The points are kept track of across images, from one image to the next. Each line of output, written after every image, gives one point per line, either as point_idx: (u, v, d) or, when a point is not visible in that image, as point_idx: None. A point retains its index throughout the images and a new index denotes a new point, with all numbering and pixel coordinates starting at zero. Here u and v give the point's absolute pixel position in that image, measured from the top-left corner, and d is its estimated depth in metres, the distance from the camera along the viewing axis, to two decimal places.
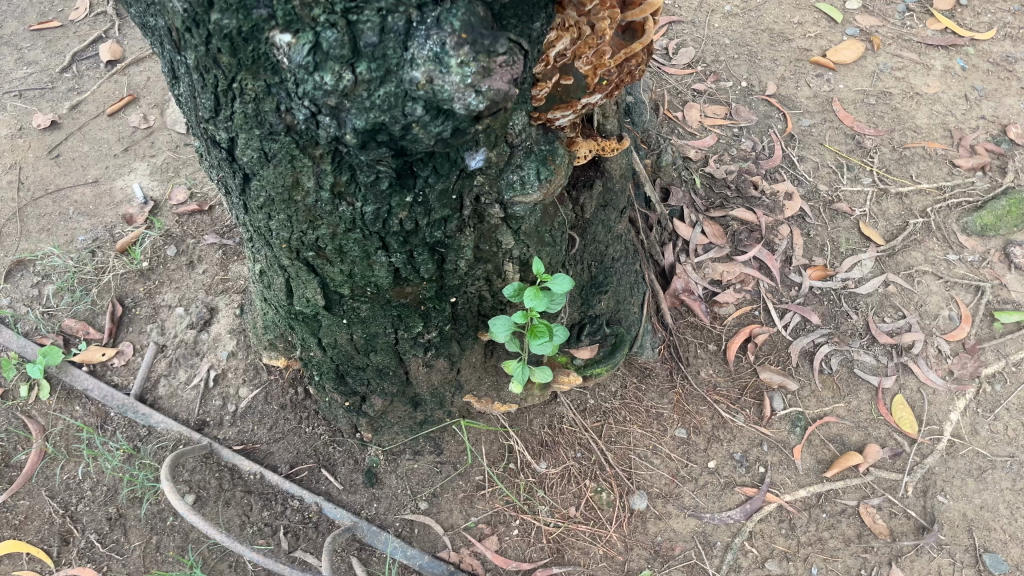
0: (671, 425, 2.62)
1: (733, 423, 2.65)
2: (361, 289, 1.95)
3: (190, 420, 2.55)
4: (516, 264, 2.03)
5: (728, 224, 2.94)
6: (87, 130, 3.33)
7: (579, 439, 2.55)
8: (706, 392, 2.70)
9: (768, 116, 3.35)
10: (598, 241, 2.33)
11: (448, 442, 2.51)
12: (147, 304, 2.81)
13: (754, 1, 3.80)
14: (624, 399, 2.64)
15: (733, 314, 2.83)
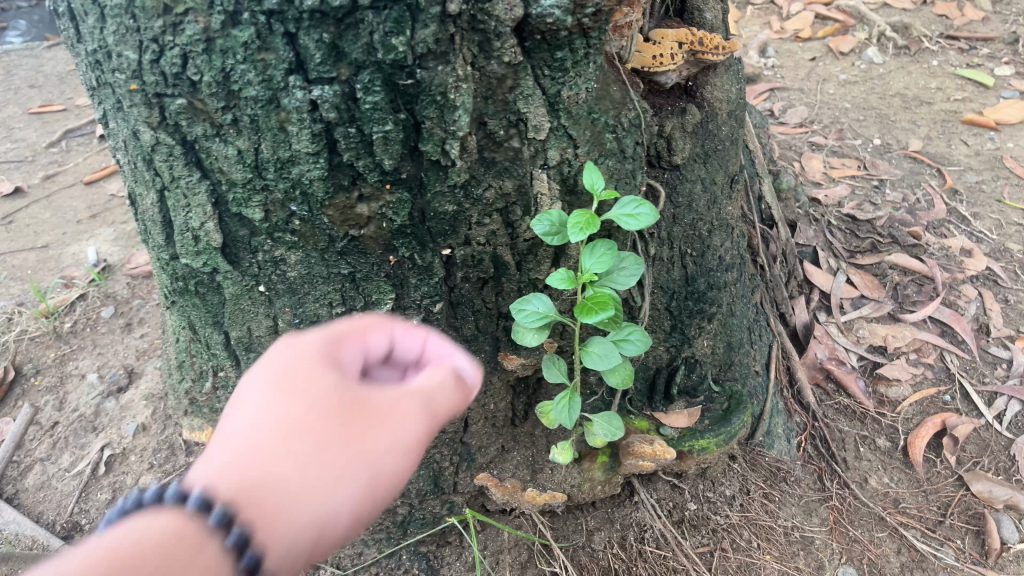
0: (831, 560, 1.55)
1: (937, 561, 1.56)
2: (280, 205, 1.11)
3: (57, 522, 1.63)
4: (555, 180, 1.17)
5: (885, 274, 2.06)
6: (55, 199, 2.74)
7: (671, 571, 1.50)
8: (884, 510, 1.63)
9: (917, 170, 2.50)
10: (697, 213, 1.46)
11: (449, 564, 1.49)
12: (53, 372, 2.00)
13: (876, 70, 3.10)
14: (747, 513, 1.59)
15: (910, 397, 1.83)
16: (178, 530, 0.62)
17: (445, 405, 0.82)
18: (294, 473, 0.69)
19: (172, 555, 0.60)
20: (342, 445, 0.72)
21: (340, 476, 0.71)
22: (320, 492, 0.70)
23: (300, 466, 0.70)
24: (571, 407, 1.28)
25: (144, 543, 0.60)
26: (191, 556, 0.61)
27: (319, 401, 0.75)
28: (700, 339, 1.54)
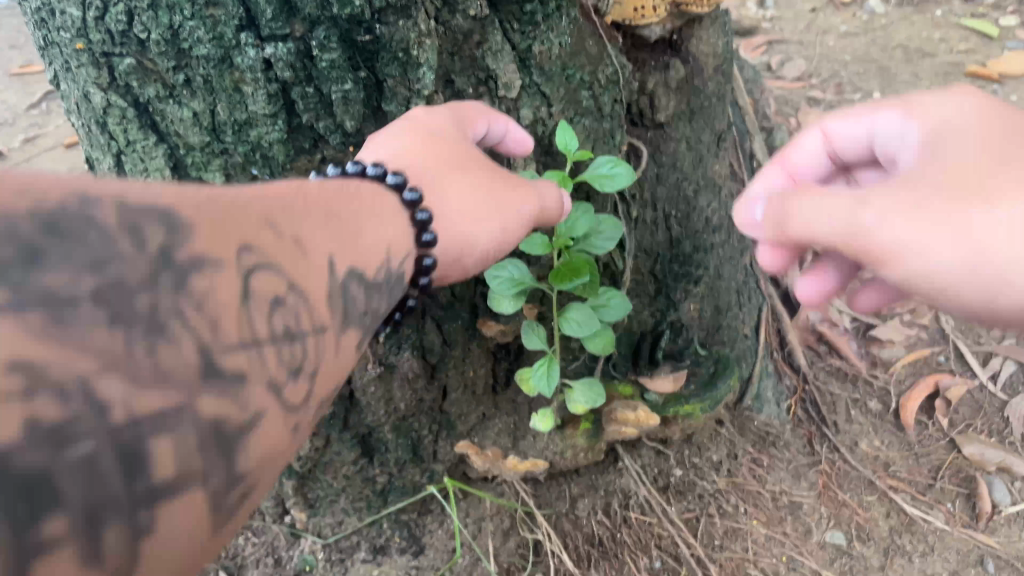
0: (818, 524, 1.53)
1: (926, 524, 1.54)
2: (241, 170, 1.06)
3: None
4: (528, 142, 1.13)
5: None
6: (38, 163, 2.69)
7: (657, 538, 1.48)
8: (874, 474, 1.61)
9: None
10: (681, 172, 1.41)
11: (431, 532, 1.48)
12: None
13: (878, 21, 3.01)
14: (734, 478, 1.57)
15: (903, 358, 1.80)
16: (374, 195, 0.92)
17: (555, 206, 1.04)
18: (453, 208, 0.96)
19: (369, 214, 0.89)
20: (481, 190, 0.99)
21: (483, 188, 0.99)
22: (462, 216, 0.97)
23: (449, 191, 0.98)
24: (549, 377, 1.25)
25: (352, 197, 0.89)
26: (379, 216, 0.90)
27: (466, 151, 0.99)
28: (686, 302, 1.49)
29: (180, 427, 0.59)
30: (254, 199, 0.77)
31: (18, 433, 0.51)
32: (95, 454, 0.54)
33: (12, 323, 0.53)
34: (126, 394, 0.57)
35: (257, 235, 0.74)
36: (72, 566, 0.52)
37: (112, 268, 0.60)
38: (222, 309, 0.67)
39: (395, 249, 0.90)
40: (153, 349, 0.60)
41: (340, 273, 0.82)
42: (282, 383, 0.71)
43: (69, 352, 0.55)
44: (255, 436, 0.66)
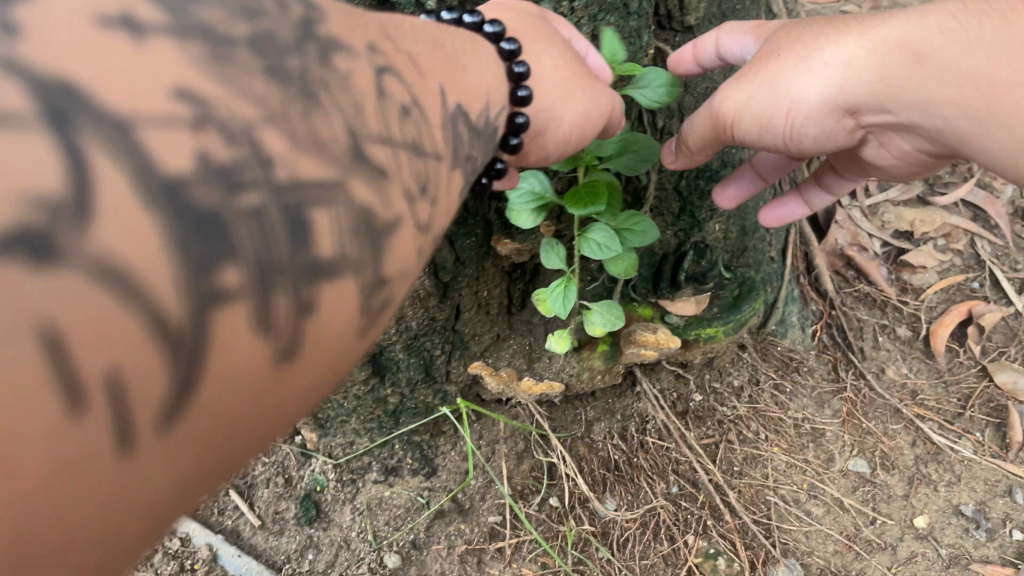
0: (840, 452, 1.49)
1: (954, 454, 1.49)
2: None
3: None
4: None
5: None
6: None
7: (675, 464, 1.45)
8: (900, 402, 1.55)
9: None
10: (711, 80, 1.29)
11: (444, 454, 1.44)
12: None
13: None
14: (755, 404, 1.52)
15: (935, 285, 1.72)
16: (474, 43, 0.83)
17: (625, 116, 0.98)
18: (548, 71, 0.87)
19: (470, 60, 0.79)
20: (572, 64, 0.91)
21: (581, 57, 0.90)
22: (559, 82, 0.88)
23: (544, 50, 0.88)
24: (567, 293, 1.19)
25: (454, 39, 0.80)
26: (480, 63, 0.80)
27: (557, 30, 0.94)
28: (712, 223, 1.39)
29: (338, 201, 0.53)
30: (370, 15, 0.70)
31: (191, 163, 0.45)
32: (264, 205, 0.48)
33: (173, 45, 0.49)
34: (289, 151, 0.51)
35: (381, 44, 0.66)
36: (246, 322, 0.46)
37: (266, 20, 0.55)
38: (364, 96, 0.60)
39: (497, 95, 0.80)
40: (308, 113, 0.54)
41: (453, 105, 0.72)
42: (416, 198, 0.62)
43: (230, 93, 0.50)
44: (399, 240, 0.59)
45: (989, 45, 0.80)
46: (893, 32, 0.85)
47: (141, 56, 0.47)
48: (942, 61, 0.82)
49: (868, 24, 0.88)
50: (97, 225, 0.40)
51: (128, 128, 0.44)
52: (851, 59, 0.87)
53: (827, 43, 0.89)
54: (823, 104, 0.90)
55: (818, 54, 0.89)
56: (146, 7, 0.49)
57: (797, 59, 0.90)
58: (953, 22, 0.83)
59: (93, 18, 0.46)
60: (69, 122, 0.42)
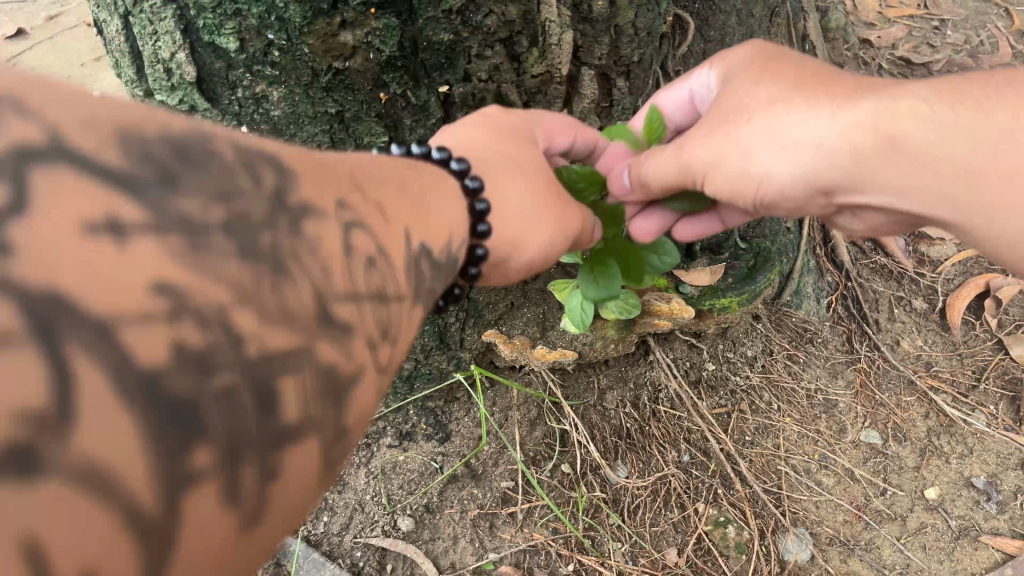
0: (853, 424, 1.49)
1: (966, 426, 1.49)
2: (257, 33, 0.99)
3: None
4: (566, 6, 1.04)
5: None
6: (59, 42, 2.62)
7: (686, 432, 1.45)
8: (915, 374, 1.55)
9: (983, 11, 2.27)
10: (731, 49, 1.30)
11: (458, 419, 1.47)
12: None
13: None
14: (769, 375, 1.53)
15: (952, 257, 1.72)
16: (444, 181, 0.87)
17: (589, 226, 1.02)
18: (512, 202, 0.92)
19: (433, 199, 0.82)
20: (536, 192, 0.95)
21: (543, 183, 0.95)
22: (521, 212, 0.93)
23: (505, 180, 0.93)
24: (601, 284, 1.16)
25: (428, 183, 0.84)
26: (449, 207, 0.84)
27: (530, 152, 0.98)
28: None
29: (303, 368, 0.55)
30: (338, 164, 0.72)
31: (166, 356, 0.46)
32: (235, 387, 0.49)
33: (153, 241, 0.48)
34: (259, 328, 0.52)
35: (349, 195, 0.68)
36: (215, 505, 0.47)
37: (241, 200, 0.56)
38: (332, 256, 0.61)
39: (458, 232, 0.84)
40: (279, 285, 0.55)
41: (417, 245, 0.75)
42: (381, 343, 0.65)
43: (204, 278, 0.50)
44: (359, 392, 0.61)
45: (970, 140, 0.79)
46: (868, 113, 0.81)
47: (123, 257, 0.47)
48: (917, 150, 0.80)
49: (840, 98, 0.84)
50: (78, 433, 0.42)
51: (113, 333, 0.44)
52: (826, 140, 0.83)
53: (799, 121, 0.85)
54: (795, 181, 0.87)
55: (789, 127, 0.85)
56: (123, 206, 0.48)
57: (766, 129, 0.86)
58: (927, 107, 0.80)
59: (80, 226, 0.46)
60: (56, 336, 0.42)
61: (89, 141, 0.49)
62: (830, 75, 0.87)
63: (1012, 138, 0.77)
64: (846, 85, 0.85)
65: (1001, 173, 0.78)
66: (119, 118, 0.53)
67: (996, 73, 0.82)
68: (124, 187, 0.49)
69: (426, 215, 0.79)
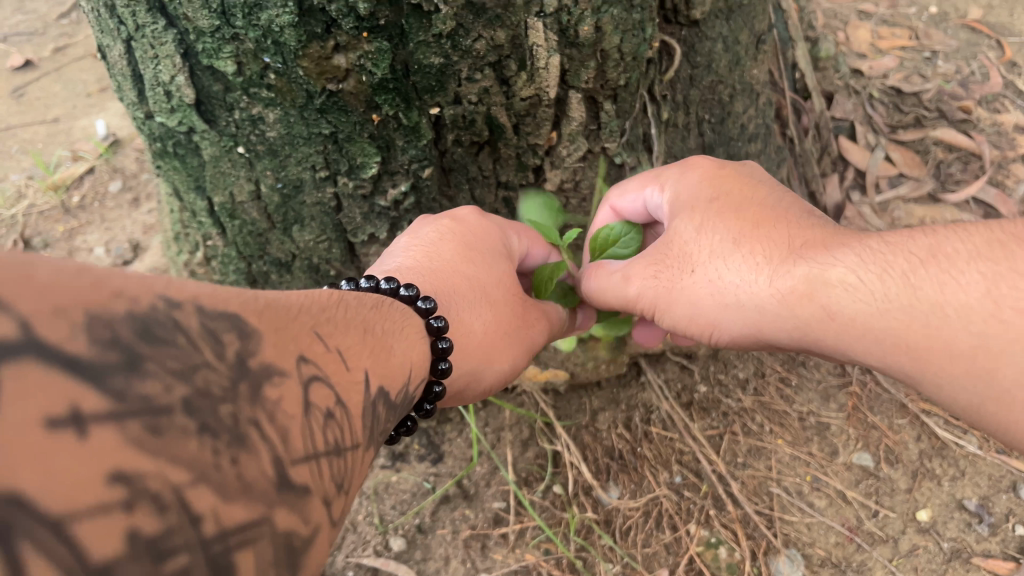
0: (846, 446, 1.49)
1: (958, 449, 1.49)
2: (252, 57, 1.02)
3: None
4: (553, 31, 1.06)
5: (927, 150, 1.93)
6: (65, 72, 2.67)
7: (678, 453, 1.46)
8: (907, 397, 1.56)
9: (974, 42, 2.31)
10: (718, 75, 1.33)
11: (451, 441, 1.48)
12: (62, 245, 1.97)
13: None
14: (760, 397, 1.54)
15: None
16: (412, 321, 0.91)
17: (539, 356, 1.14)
18: (475, 335, 1.02)
19: (399, 337, 0.85)
20: (495, 322, 1.05)
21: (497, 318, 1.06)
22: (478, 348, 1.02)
23: (466, 313, 1.03)
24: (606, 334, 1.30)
25: (400, 330, 0.87)
26: (419, 352, 0.89)
27: (493, 274, 1.08)
28: None
29: (261, 537, 0.48)
30: (299, 313, 0.69)
31: (120, 545, 0.41)
32: (192, 564, 0.43)
33: (113, 428, 0.43)
34: (216, 504, 0.46)
35: (309, 347, 0.66)
36: None
37: (200, 369, 0.51)
38: (291, 421, 0.57)
39: (418, 374, 0.88)
40: (236, 457, 0.50)
41: (374, 389, 0.74)
42: (336, 498, 0.59)
43: (161, 461, 0.45)
44: (316, 554, 0.54)
45: (902, 310, 0.85)
46: (797, 280, 0.93)
47: (83, 447, 0.41)
48: (851, 317, 0.89)
49: (776, 258, 0.97)
50: None
51: (67, 527, 0.39)
52: (762, 298, 0.96)
53: (738, 279, 0.98)
54: (739, 327, 1.00)
55: (727, 283, 0.99)
56: (87, 393, 0.43)
57: (707, 280, 1.00)
58: (856, 276, 0.89)
59: (38, 419, 0.40)
60: (12, 535, 0.37)
61: (59, 330, 0.44)
62: (767, 230, 0.99)
63: (939, 315, 0.83)
64: (784, 244, 0.97)
65: (937, 342, 0.83)
66: (87, 298, 0.47)
67: (925, 237, 0.88)
68: (85, 373, 0.44)
69: (389, 357, 0.80)
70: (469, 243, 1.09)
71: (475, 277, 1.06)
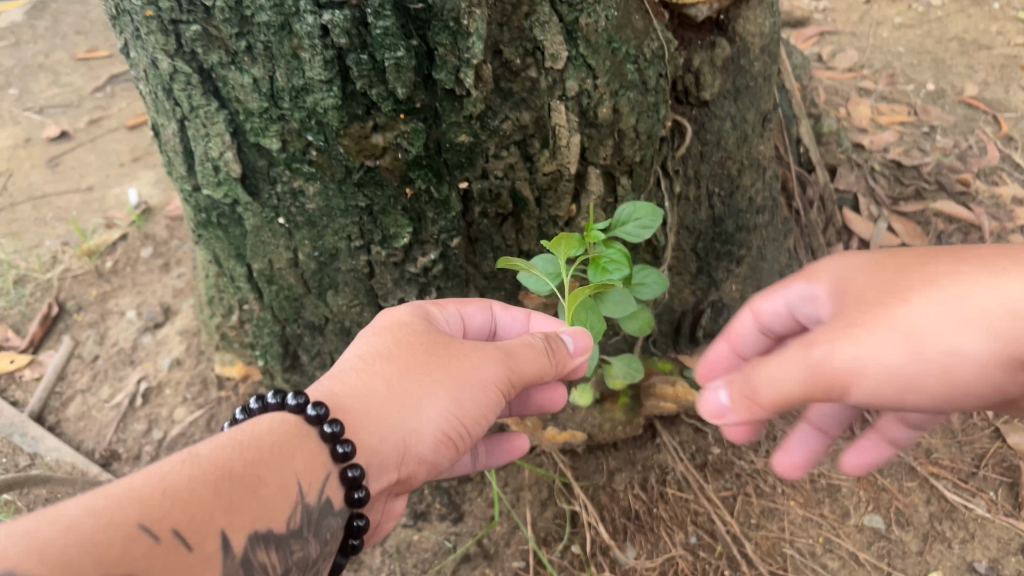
0: (857, 508, 1.52)
1: (967, 512, 1.52)
2: (296, 135, 1.11)
3: (96, 451, 1.69)
4: (574, 112, 1.15)
5: (929, 221, 2.00)
6: (99, 143, 2.80)
7: (693, 514, 1.50)
8: (915, 461, 1.59)
9: (971, 117, 2.41)
10: (726, 151, 1.41)
11: (471, 500, 1.53)
12: (95, 309, 2.04)
13: (932, 12, 2.97)
14: (772, 460, 1.58)
15: None
16: (284, 426, 0.88)
17: (529, 371, 1.00)
18: (378, 396, 0.94)
19: (269, 459, 0.83)
20: (405, 371, 0.96)
21: (407, 368, 0.96)
22: (391, 408, 0.94)
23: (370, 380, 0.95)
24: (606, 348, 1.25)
25: (261, 446, 0.84)
26: (292, 453, 0.86)
27: (401, 331, 1.00)
28: (728, 283, 1.51)
29: None
30: (127, 499, 0.69)
31: None
32: None
33: None
34: None
35: (125, 552, 0.66)
36: None
37: None
38: None
39: (302, 486, 0.85)
40: None
41: (234, 545, 0.75)
42: None
43: None
44: None
45: None
46: (1012, 310, 0.76)
47: None
48: None
49: (979, 282, 0.79)
50: None
51: None
52: (968, 348, 0.77)
53: (921, 314, 0.79)
54: (921, 400, 0.81)
55: (905, 314, 0.79)
56: None
57: (870, 327, 0.80)
58: None
59: None
60: None
61: None
62: (915, 265, 0.84)
63: None
64: (989, 268, 0.80)
65: None
66: None
67: None
68: None
69: (257, 498, 0.79)
70: (378, 318, 1.04)
71: (377, 343, 0.99)
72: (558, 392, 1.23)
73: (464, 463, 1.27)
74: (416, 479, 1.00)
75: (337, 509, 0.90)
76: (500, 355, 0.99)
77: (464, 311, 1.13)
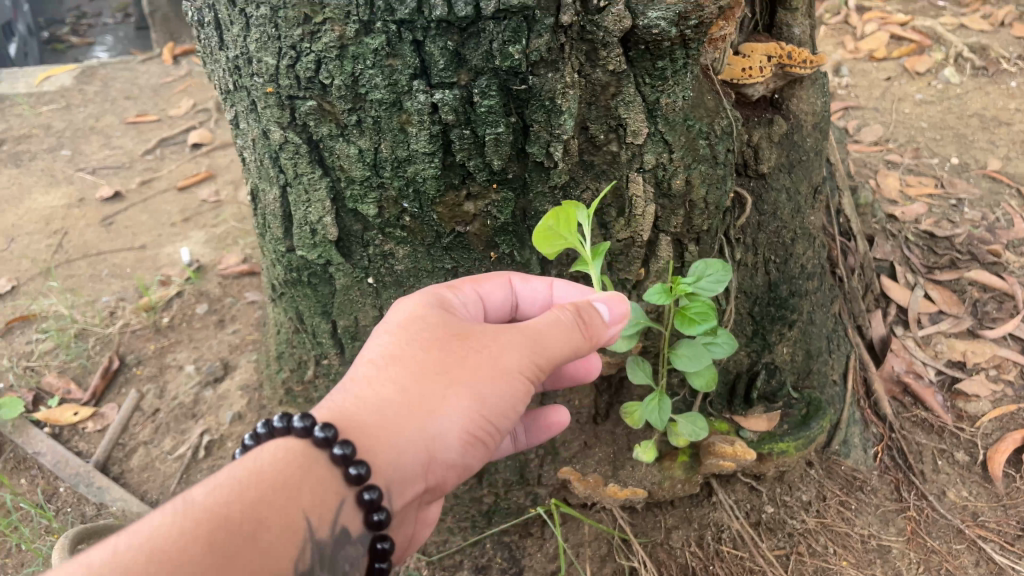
0: (908, 569, 1.55)
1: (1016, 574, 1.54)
2: (393, 202, 1.19)
3: (160, 501, 1.74)
4: (650, 184, 1.23)
5: (963, 289, 2.07)
6: (151, 203, 2.90)
7: (749, 572, 1.53)
8: (963, 523, 1.63)
9: (996, 190, 2.50)
10: (781, 221, 1.49)
11: (531, 555, 1.57)
12: (154, 363, 2.11)
13: (952, 89, 3.09)
14: (823, 519, 1.61)
15: (988, 413, 1.83)
16: (287, 454, 0.85)
17: (557, 352, 0.95)
18: (392, 407, 0.90)
19: (270, 498, 0.79)
20: (422, 377, 0.92)
21: (422, 373, 0.92)
22: (406, 418, 0.90)
23: (383, 389, 0.91)
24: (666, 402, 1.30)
25: (267, 480, 0.81)
26: (300, 486, 0.83)
27: (412, 331, 0.96)
28: (780, 346, 1.58)
29: None
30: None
31: None
32: None
33: None
34: None
35: None
36: None
37: None
38: None
39: (307, 522, 0.82)
40: None
41: None
42: None
43: None
44: None
45: None
46: None
47: None
48: None
49: None
50: None
51: None
52: None
53: None
54: None
55: None
56: None
57: None
58: None
59: None
60: None
61: None
62: None
63: None
64: None
65: None
66: None
67: None
68: None
69: (255, 549, 0.76)
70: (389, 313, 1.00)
71: (389, 346, 0.95)
72: (589, 356, 1.24)
73: (506, 445, 1.31)
74: (447, 482, 0.98)
75: (354, 534, 0.87)
76: (524, 341, 0.95)
77: (479, 291, 1.10)
